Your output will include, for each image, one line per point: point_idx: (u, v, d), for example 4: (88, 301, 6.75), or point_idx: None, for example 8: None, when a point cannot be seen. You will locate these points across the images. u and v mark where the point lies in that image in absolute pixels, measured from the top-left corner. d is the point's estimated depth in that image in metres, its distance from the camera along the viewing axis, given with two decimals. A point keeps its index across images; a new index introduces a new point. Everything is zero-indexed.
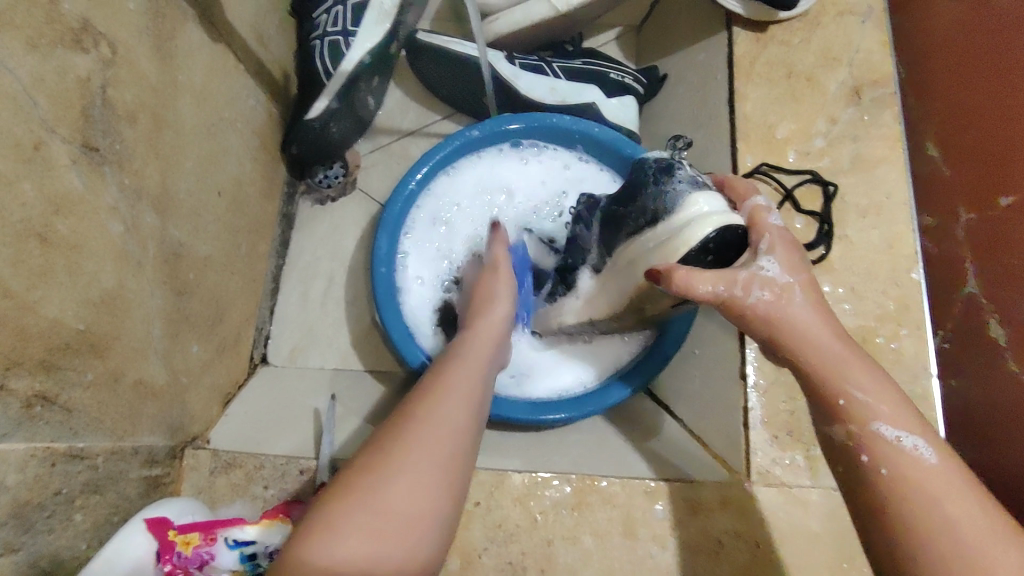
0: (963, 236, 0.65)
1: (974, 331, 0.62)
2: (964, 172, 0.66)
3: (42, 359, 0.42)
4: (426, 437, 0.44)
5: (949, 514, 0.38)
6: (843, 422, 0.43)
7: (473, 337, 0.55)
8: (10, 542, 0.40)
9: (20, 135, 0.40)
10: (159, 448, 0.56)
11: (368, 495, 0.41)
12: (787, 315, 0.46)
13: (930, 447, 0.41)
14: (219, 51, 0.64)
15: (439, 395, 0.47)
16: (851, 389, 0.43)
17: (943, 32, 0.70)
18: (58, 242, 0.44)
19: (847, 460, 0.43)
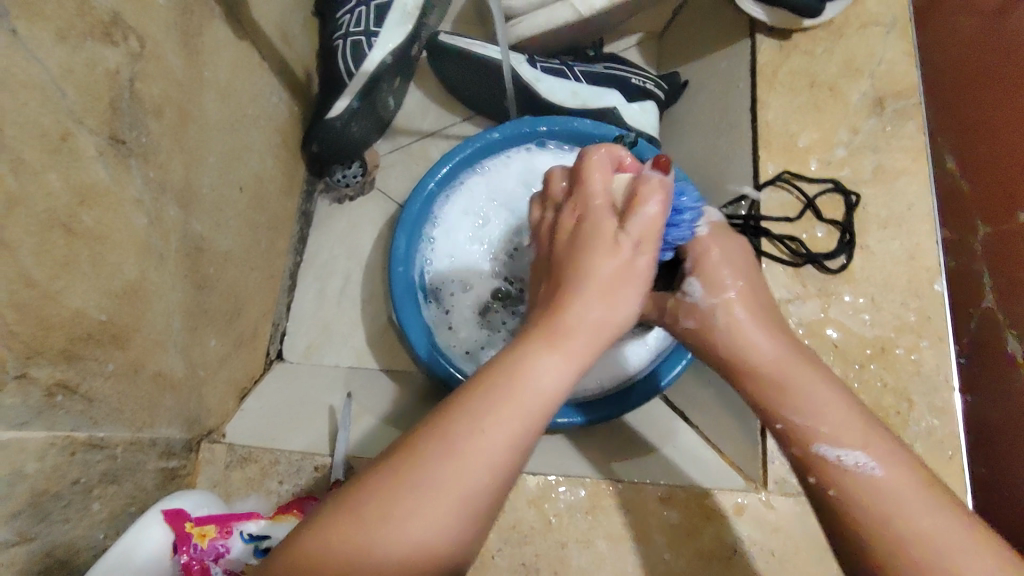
0: (980, 252, 0.67)
1: (993, 351, 0.65)
2: (979, 186, 0.68)
3: (64, 348, 0.42)
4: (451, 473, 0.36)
5: (912, 532, 0.37)
6: (788, 445, 0.43)
7: (572, 336, 0.40)
8: (25, 531, 0.40)
9: (49, 126, 0.40)
10: (176, 440, 0.56)
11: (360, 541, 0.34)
12: (719, 336, 0.48)
13: (875, 461, 0.39)
14: (244, 48, 0.65)
15: (491, 418, 0.37)
16: (787, 412, 0.43)
17: (957, 49, 0.72)
18: (83, 233, 0.44)
19: (807, 487, 0.42)
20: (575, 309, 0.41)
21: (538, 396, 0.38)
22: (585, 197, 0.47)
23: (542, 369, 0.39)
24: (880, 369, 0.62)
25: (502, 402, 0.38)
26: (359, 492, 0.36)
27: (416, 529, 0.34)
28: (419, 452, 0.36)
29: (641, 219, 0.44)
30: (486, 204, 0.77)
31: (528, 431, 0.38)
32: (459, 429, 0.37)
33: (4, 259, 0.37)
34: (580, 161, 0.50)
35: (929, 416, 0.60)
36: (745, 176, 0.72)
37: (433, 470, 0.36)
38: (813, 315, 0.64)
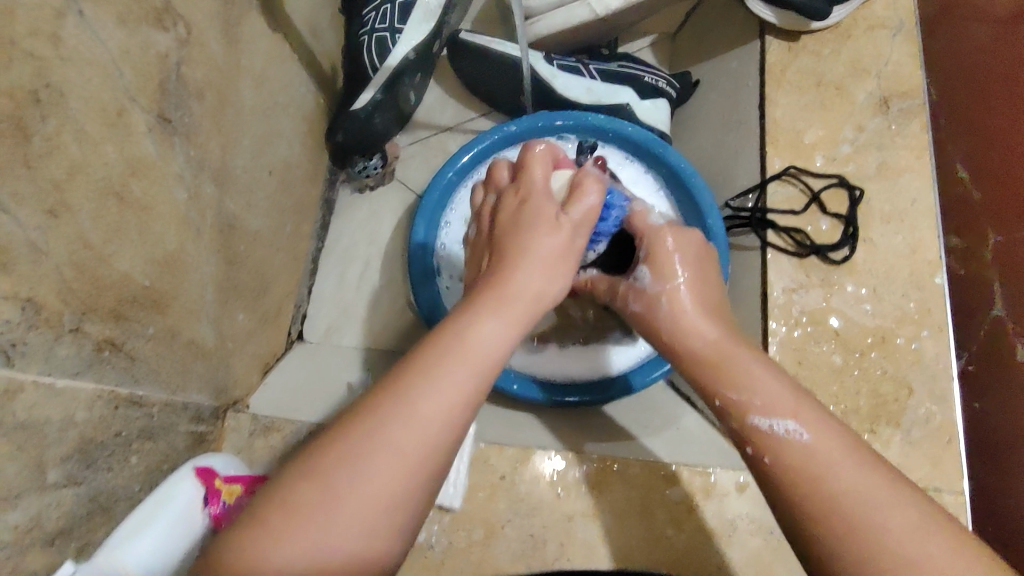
0: (989, 260, 0.73)
1: (997, 356, 0.71)
2: (988, 195, 0.73)
3: (112, 308, 0.46)
4: (405, 438, 0.36)
5: (836, 488, 0.39)
6: (727, 420, 0.45)
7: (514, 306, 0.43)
8: (74, 475, 0.43)
9: (107, 102, 0.43)
10: (205, 407, 0.60)
11: (316, 518, 0.34)
12: (661, 321, 0.52)
13: (804, 427, 0.41)
14: (277, 40, 0.69)
15: (443, 376, 0.38)
16: (725, 390, 0.46)
17: (970, 56, 0.76)
18: (132, 202, 0.47)
19: (747, 460, 0.44)
20: (518, 278, 0.44)
21: (484, 353, 0.40)
22: (524, 181, 0.53)
23: (485, 331, 0.41)
24: (880, 357, 0.64)
25: (446, 363, 0.39)
26: (305, 463, 0.36)
27: (362, 497, 0.35)
28: (367, 417, 0.37)
29: (584, 205, 0.50)
30: None
31: (473, 389, 0.39)
32: (409, 389, 0.37)
33: (64, 220, 0.40)
34: (524, 158, 0.54)
35: (927, 402, 0.63)
36: (753, 172, 0.75)
37: (383, 434, 0.36)
38: (816, 305, 0.67)
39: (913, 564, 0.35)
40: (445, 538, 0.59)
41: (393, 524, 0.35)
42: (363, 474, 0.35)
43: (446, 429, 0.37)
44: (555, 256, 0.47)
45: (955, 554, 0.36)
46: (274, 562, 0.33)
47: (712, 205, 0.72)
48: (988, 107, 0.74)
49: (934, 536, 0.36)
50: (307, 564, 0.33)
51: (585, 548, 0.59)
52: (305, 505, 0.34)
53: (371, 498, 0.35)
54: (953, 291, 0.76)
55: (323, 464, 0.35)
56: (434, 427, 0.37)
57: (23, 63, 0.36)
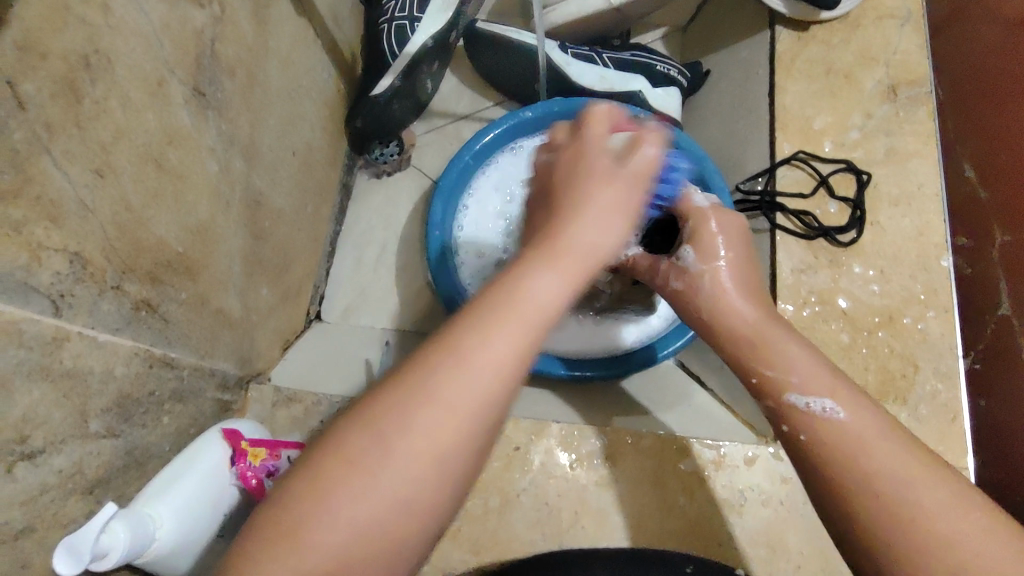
0: (996, 257, 0.74)
1: (999, 349, 0.73)
2: (995, 194, 0.74)
3: (149, 270, 0.48)
4: (449, 403, 0.36)
5: (873, 464, 0.39)
6: (765, 398, 0.46)
7: (564, 271, 0.41)
8: (112, 427, 0.46)
9: (149, 72, 0.46)
10: (230, 375, 0.62)
11: (364, 482, 0.35)
12: (699, 299, 0.53)
13: (841, 406, 0.42)
14: (302, 25, 0.71)
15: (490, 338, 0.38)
16: (762, 367, 0.47)
17: (978, 54, 0.78)
18: (169, 170, 0.49)
19: (781, 436, 0.45)
20: (570, 233, 0.43)
21: (534, 313, 0.39)
22: (585, 135, 0.51)
23: (540, 286, 0.40)
24: (888, 336, 0.66)
25: (496, 320, 0.38)
26: (359, 411, 0.37)
27: (404, 460, 0.35)
28: (416, 371, 0.38)
29: (641, 158, 0.48)
30: (510, 180, 0.82)
31: (523, 348, 0.38)
32: (452, 353, 0.37)
33: (109, 180, 0.43)
34: (584, 116, 0.54)
35: (934, 380, 0.64)
36: (764, 156, 0.76)
37: (429, 394, 0.36)
38: (824, 285, 0.68)
39: (947, 541, 0.36)
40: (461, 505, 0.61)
41: (444, 478, 0.36)
42: (416, 426, 0.36)
43: (496, 385, 0.37)
44: (611, 208, 0.45)
45: (988, 533, 0.36)
46: (334, 506, 0.34)
47: (721, 187, 0.74)
48: (997, 105, 0.75)
49: (968, 511, 0.37)
50: (365, 508, 0.35)
51: (597, 517, 0.60)
52: (363, 453, 0.35)
53: (425, 450, 0.36)
54: (962, 290, 0.78)
55: (376, 414, 0.36)
56: (484, 384, 0.37)
57: (76, 28, 0.38)
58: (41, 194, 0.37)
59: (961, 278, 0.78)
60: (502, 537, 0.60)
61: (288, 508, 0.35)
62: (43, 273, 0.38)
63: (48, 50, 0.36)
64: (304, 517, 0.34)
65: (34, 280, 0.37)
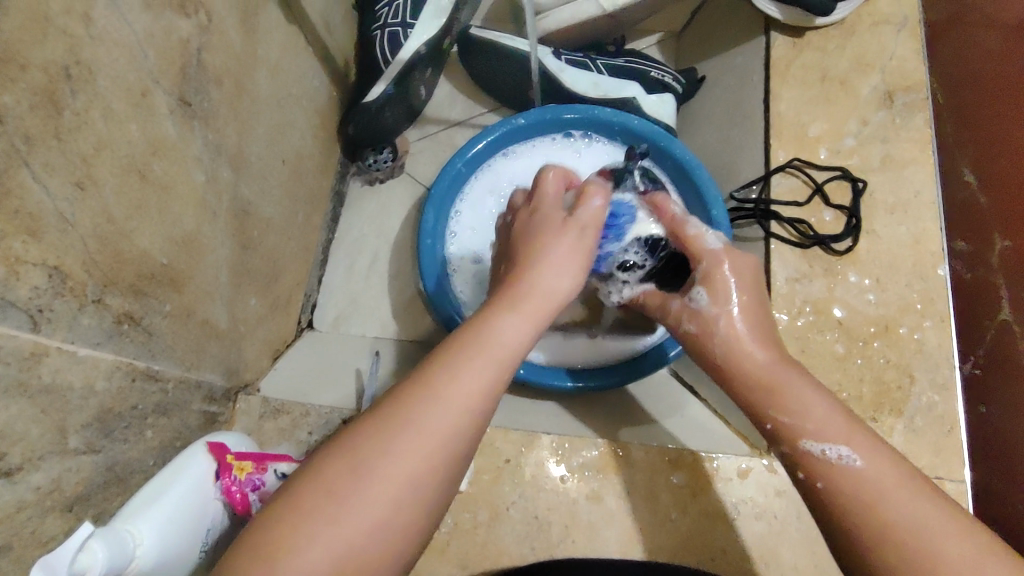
0: (996, 263, 0.72)
1: (1001, 356, 0.71)
2: (995, 200, 0.73)
3: (132, 283, 0.47)
4: (424, 430, 0.38)
5: (896, 511, 0.39)
6: (779, 445, 0.45)
7: (526, 313, 0.44)
8: (92, 442, 0.45)
9: (132, 82, 0.45)
10: (217, 387, 0.61)
11: (339, 510, 0.35)
12: (715, 348, 0.51)
13: (858, 454, 0.41)
14: (293, 33, 0.70)
15: (462, 370, 0.40)
16: (775, 413, 0.45)
17: (975, 60, 0.77)
18: (154, 180, 0.49)
19: (799, 482, 0.44)
20: (534, 278, 0.46)
21: (501, 351, 0.42)
22: (540, 194, 0.55)
23: (504, 328, 0.43)
24: (884, 346, 0.65)
25: (465, 356, 0.41)
26: (332, 447, 0.37)
27: (383, 482, 0.36)
28: (391, 406, 0.39)
29: (590, 210, 0.50)
30: (502, 190, 0.82)
31: (492, 381, 0.41)
32: (426, 385, 0.39)
33: (91, 193, 0.42)
34: (534, 181, 0.56)
35: (930, 391, 0.63)
36: (758, 164, 0.76)
37: (408, 419, 0.38)
38: (819, 295, 0.68)
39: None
40: (450, 518, 0.60)
41: (421, 501, 0.37)
42: (391, 454, 0.37)
43: (467, 411, 0.39)
44: (572, 254, 0.48)
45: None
46: (306, 536, 0.34)
47: (714, 196, 0.73)
48: (997, 110, 0.75)
49: (995, 560, 0.36)
50: (341, 536, 0.34)
51: (588, 531, 0.59)
52: (338, 485, 0.36)
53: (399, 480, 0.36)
54: (960, 296, 0.75)
55: (350, 446, 0.37)
56: (455, 414, 0.39)
57: (57, 39, 0.38)
58: (20, 207, 0.37)
59: (958, 282, 0.75)
60: (491, 550, 0.59)
61: (259, 543, 0.34)
62: (20, 287, 0.37)
63: (27, 61, 0.36)
64: (272, 554, 0.33)
65: (12, 295, 0.37)
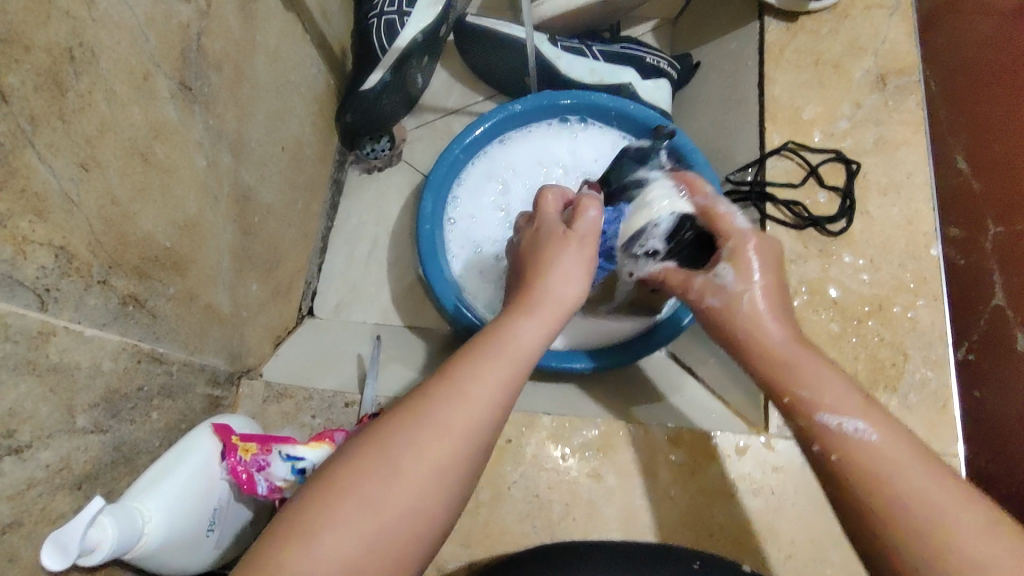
0: (989, 250, 0.73)
1: (995, 342, 0.71)
2: (990, 185, 0.74)
3: (137, 265, 0.48)
4: (451, 424, 0.39)
5: (903, 484, 0.39)
6: (794, 417, 0.46)
7: (541, 320, 0.46)
8: (100, 423, 0.45)
9: (134, 65, 0.45)
10: (221, 371, 0.61)
11: (369, 499, 0.35)
12: (734, 323, 0.52)
13: (873, 427, 0.42)
14: (290, 20, 0.70)
15: (485, 369, 0.42)
16: (793, 387, 0.46)
17: (963, 48, 0.78)
18: (156, 164, 0.49)
19: (810, 456, 0.45)
20: (546, 285, 0.48)
21: (520, 354, 0.43)
22: (541, 214, 0.57)
23: (521, 333, 0.45)
24: (878, 324, 0.66)
25: (489, 359, 0.42)
26: (357, 440, 0.38)
27: (409, 473, 0.37)
28: (414, 399, 0.40)
29: (588, 219, 0.53)
30: (499, 176, 0.82)
31: (513, 383, 0.42)
32: (451, 383, 0.40)
33: (95, 174, 0.43)
34: (535, 200, 0.59)
35: (923, 368, 0.64)
36: (753, 147, 0.76)
37: (434, 414, 0.39)
38: (814, 275, 0.68)
39: (972, 560, 0.35)
40: None
41: (444, 493, 0.38)
42: (417, 445, 0.37)
43: (490, 409, 0.40)
44: (577, 265, 0.51)
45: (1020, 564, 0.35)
46: (337, 516, 0.35)
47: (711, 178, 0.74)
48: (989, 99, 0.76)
49: (999, 538, 0.36)
50: (371, 523, 0.35)
51: (589, 509, 0.60)
52: (366, 471, 0.36)
53: (425, 470, 0.37)
54: (952, 279, 0.75)
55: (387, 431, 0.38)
56: (478, 410, 0.40)
57: (60, 21, 0.38)
58: (26, 187, 0.37)
59: (951, 268, 0.75)
60: (494, 529, 0.60)
61: (287, 532, 0.34)
62: (28, 266, 0.38)
63: (31, 42, 0.36)
64: (302, 531, 0.34)
65: (20, 274, 0.37)
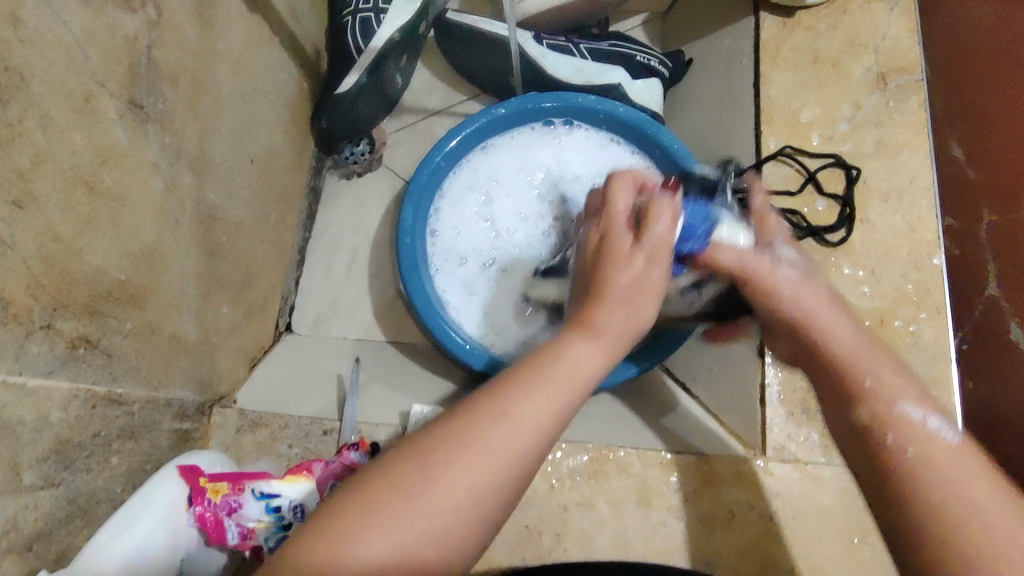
0: (985, 241, 0.67)
1: (992, 332, 0.65)
2: (986, 173, 0.67)
3: (86, 304, 0.44)
4: (501, 444, 0.38)
5: (978, 497, 0.38)
6: (869, 402, 0.43)
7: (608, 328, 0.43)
8: (50, 477, 0.42)
9: (72, 87, 0.41)
10: (190, 403, 0.58)
11: (401, 513, 0.36)
12: (801, 303, 0.48)
13: (951, 428, 0.41)
14: (256, 23, 0.66)
15: (536, 393, 0.40)
16: (874, 369, 0.44)
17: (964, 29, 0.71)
18: (104, 192, 0.45)
19: (869, 451, 0.42)
20: (609, 305, 0.43)
21: (576, 378, 0.41)
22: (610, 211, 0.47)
23: (579, 354, 0.42)
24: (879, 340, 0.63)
25: (542, 378, 0.41)
26: (405, 452, 0.39)
27: (448, 491, 0.37)
28: (461, 416, 0.39)
29: (658, 231, 0.44)
30: (484, 184, 0.79)
31: (565, 408, 0.41)
32: (501, 404, 0.39)
33: (32, 211, 0.39)
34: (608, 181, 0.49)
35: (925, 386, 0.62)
36: (748, 152, 0.73)
37: (477, 434, 0.38)
38: None
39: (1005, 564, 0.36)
40: None
41: (486, 509, 0.38)
42: (461, 463, 0.37)
43: (538, 434, 0.39)
44: (641, 286, 0.44)
45: None
46: (372, 537, 0.36)
47: None
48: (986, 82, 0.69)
49: None
50: (404, 535, 0.36)
51: (581, 540, 0.58)
52: (406, 483, 0.37)
53: (461, 494, 0.37)
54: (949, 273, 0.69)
55: (419, 456, 0.38)
56: (524, 436, 0.39)
57: None
58: None
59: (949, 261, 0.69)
60: (480, 563, 0.57)
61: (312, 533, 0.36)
62: None
63: None
64: (343, 531, 0.36)
65: None
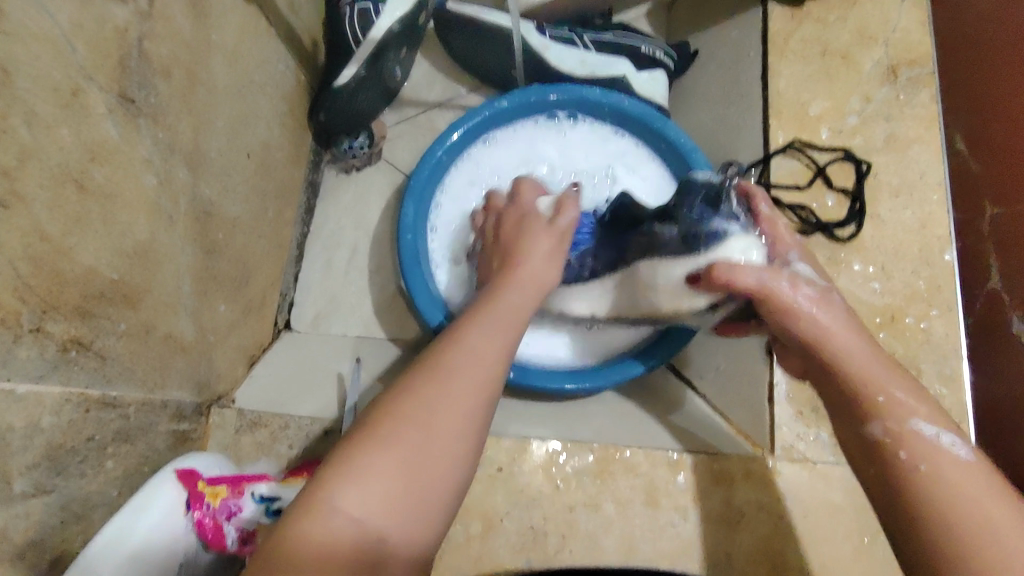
0: (987, 232, 0.65)
1: (993, 323, 0.63)
2: (987, 164, 0.66)
3: (78, 305, 0.43)
4: (468, 367, 0.43)
5: (988, 508, 0.37)
6: (884, 419, 0.43)
7: (529, 281, 0.51)
8: (41, 483, 0.41)
9: (60, 81, 0.40)
10: (187, 404, 0.57)
11: (396, 440, 0.39)
12: (823, 322, 0.46)
13: (966, 445, 0.41)
14: (251, 14, 0.64)
15: (482, 328, 0.46)
16: (891, 387, 0.43)
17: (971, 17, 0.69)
18: (95, 190, 0.43)
19: (883, 464, 0.42)
20: (526, 266, 0.52)
21: (511, 318, 0.48)
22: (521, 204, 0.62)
23: (509, 299, 0.49)
24: (889, 337, 0.62)
25: (486, 320, 0.47)
26: (390, 397, 0.41)
27: (439, 416, 0.40)
28: (428, 358, 0.44)
29: (568, 217, 0.57)
30: (486, 179, 0.77)
31: (509, 340, 0.46)
32: (458, 340, 0.45)
33: (18, 211, 0.37)
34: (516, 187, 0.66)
35: (937, 384, 0.60)
36: (756, 145, 0.71)
37: (451, 364, 0.43)
38: None
39: None
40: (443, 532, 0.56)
41: (469, 427, 0.41)
42: (445, 388, 0.41)
43: (493, 360, 0.44)
44: (550, 254, 0.54)
45: None
46: (374, 467, 0.38)
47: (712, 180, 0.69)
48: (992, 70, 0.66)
49: None
50: (403, 460, 0.38)
51: (587, 541, 0.57)
52: (400, 411, 0.40)
53: (450, 419, 0.40)
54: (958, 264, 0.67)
55: (412, 392, 0.41)
56: (483, 362, 0.44)
57: None
58: None
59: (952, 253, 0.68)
60: (484, 565, 0.56)
61: (318, 495, 0.37)
62: None
63: None
64: (342, 479, 0.37)
65: None
